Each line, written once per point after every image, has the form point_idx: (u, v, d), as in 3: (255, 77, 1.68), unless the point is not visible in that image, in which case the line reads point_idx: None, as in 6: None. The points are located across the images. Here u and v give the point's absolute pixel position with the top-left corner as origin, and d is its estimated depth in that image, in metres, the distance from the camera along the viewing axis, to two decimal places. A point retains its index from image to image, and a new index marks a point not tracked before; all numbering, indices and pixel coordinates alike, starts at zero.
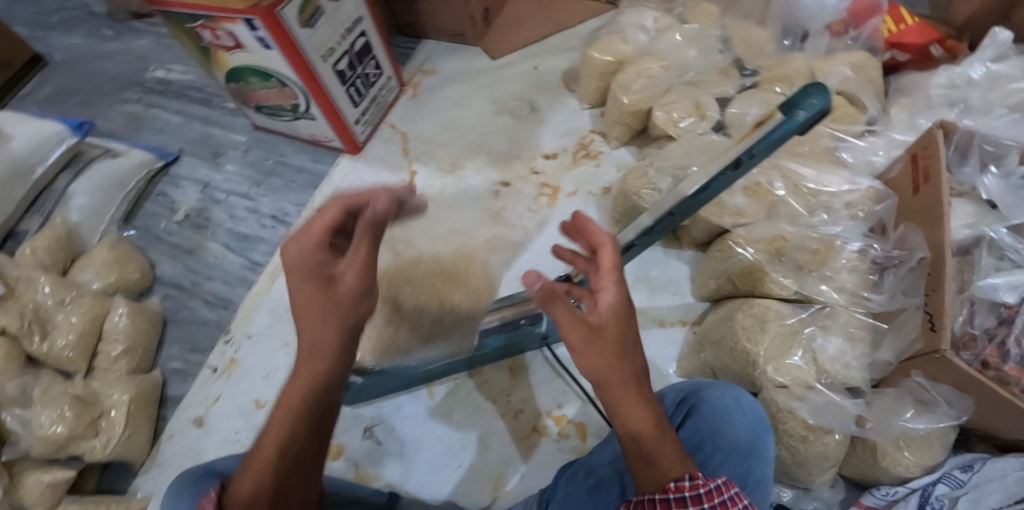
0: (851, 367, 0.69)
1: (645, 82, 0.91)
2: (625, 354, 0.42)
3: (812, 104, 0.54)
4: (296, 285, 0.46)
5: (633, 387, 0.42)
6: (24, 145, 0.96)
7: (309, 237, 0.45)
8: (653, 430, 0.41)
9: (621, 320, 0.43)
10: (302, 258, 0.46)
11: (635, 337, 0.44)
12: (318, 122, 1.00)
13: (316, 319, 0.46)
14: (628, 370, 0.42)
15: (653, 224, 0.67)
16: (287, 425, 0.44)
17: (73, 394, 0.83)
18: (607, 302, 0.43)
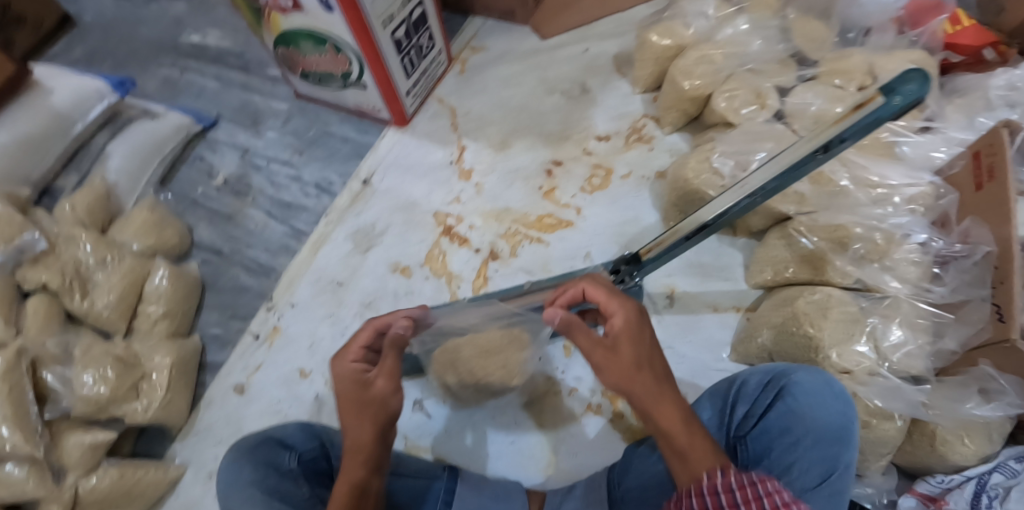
0: (912, 356, 0.69)
1: (706, 68, 0.90)
2: (642, 365, 0.50)
3: (910, 90, 0.45)
4: (344, 391, 0.53)
5: (654, 390, 0.49)
6: (66, 100, 0.97)
7: (348, 352, 0.55)
8: (680, 427, 0.48)
9: (630, 343, 0.51)
10: (350, 371, 0.54)
11: (650, 352, 0.52)
12: (368, 92, 1.00)
13: (356, 417, 0.51)
14: (647, 382, 0.50)
15: (736, 202, 0.61)
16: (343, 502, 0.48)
17: (115, 355, 0.81)
18: (620, 323, 0.53)
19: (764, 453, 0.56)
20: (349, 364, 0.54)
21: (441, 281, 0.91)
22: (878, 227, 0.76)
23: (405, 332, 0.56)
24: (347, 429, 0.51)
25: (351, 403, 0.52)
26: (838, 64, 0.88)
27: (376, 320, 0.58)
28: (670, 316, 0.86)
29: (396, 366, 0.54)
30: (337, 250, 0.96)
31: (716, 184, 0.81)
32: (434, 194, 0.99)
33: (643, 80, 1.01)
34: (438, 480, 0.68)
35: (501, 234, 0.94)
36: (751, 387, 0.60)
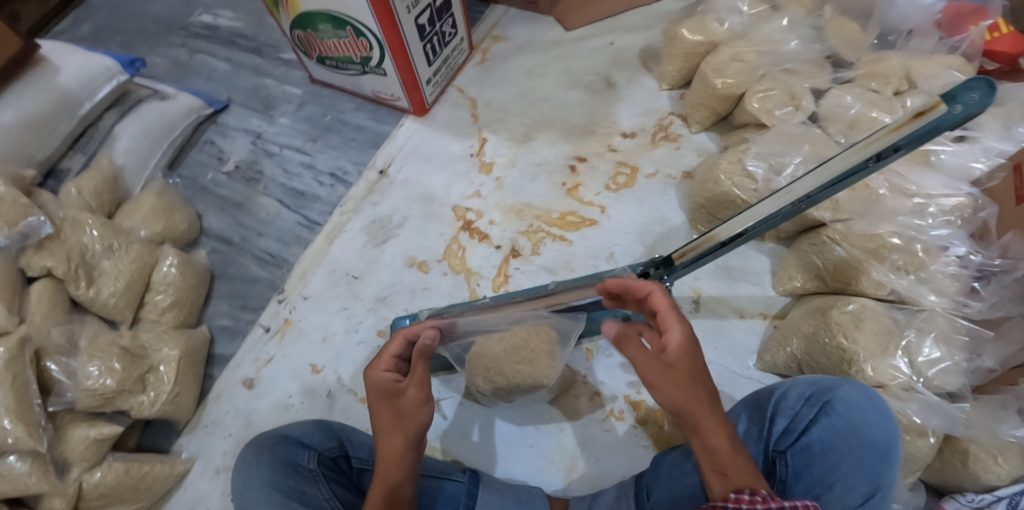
0: (949, 372, 0.67)
1: (740, 66, 0.88)
2: (697, 383, 0.50)
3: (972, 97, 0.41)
4: (377, 397, 0.58)
5: (707, 409, 0.50)
6: (74, 78, 0.95)
7: (380, 361, 0.59)
8: (726, 445, 0.49)
9: (687, 362, 0.50)
10: (380, 380, 0.58)
11: (704, 369, 0.51)
12: (387, 79, 0.96)
13: (391, 427, 0.57)
14: (699, 401, 0.50)
15: (778, 209, 0.58)
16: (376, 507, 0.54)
17: (121, 346, 0.78)
18: (675, 340, 0.51)
19: (805, 468, 0.55)
20: (380, 372, 0.58)
21: (459, 277, 0.89)
22: (917, 238, 0.74)
23: (432, 342, 0.59)
24: (381, 437, 0.57)
25: (383, 406, 0.57)
26: (877, 65, 0.85)
27: (405, 330, 0.61)
28: (694, 320, 0.84)
29: (425, 375, 0.59)
30: (352, 242, 0.93)
31: (745, 187, 0.79)
32: (453, 187, 0.96)
33: (671, 76, 0.98)
34: (458, 483, 0.67)
35: (522, 231, 0.91)
36: (791, 400, 0.58)
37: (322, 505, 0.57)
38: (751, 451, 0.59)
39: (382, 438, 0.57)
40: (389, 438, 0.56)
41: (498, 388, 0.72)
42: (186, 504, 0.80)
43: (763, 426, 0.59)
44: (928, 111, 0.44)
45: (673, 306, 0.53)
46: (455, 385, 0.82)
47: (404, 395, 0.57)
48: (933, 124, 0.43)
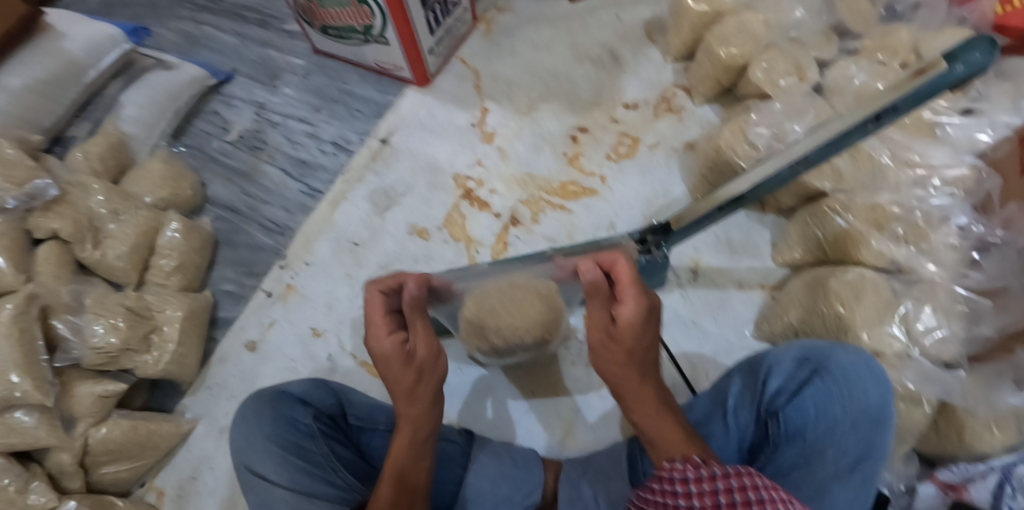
0: (945, 341, 0.67)
1: (746, 36, 0.86)
2: (633, 358, 0.54)
3: (970, 59, 0.41)
4: (387, 361, 0.57)
5: (636, 384, 0.54)
6: (79, 46, 0.96)
7: (380, 325, 0.57)
8: (654, 420, 0.53)
9: (633, 336, 0.54)
10: (387, 344, 0.57)
11: (648, 346, 0.55)
12: (390, 49, 0.97)
13: (405, 390, 0.57)
14: (630, 373, 0.54)
15: (776, 171, 0.59)
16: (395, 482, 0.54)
17: (127, 306, 0.80)
18: (626, 314, 0.54)
19: (797, 432, 0.55)
20: (385, 338, 0.57)
21: (460, 245, 0.89)
22: (918, 207, 0.74)
23: (418, 294, 0.60)
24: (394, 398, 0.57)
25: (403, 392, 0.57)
26: (887, 35, 0.83)
27: (380, 282, 0.61)
28: (692, 290, 0.84)
29: (427, 333, 0.59)
30: (356, 210, 0.94)
31: (748, 156, 0.79)
32: (458, 156, 0.97)
33: (677, 48, 0.97)
34: (454, 444, 0.69)
35: (523, 200, 0.92)
36: (785, 364, 0.58)
37: (321, 460, 0.59)
38: (744, 415, 0.60)
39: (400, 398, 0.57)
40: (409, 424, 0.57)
41: (495, 347, 0.74)
42: (191, 463, 0.82)
43: (756, 390, 0.59)
44: (927, 69, 0.44)
45: (633, 277, 0.56)
46: (455, 350, 0.83)
47: (415, 356, 0.57)
48: (930, 84, 0.44)
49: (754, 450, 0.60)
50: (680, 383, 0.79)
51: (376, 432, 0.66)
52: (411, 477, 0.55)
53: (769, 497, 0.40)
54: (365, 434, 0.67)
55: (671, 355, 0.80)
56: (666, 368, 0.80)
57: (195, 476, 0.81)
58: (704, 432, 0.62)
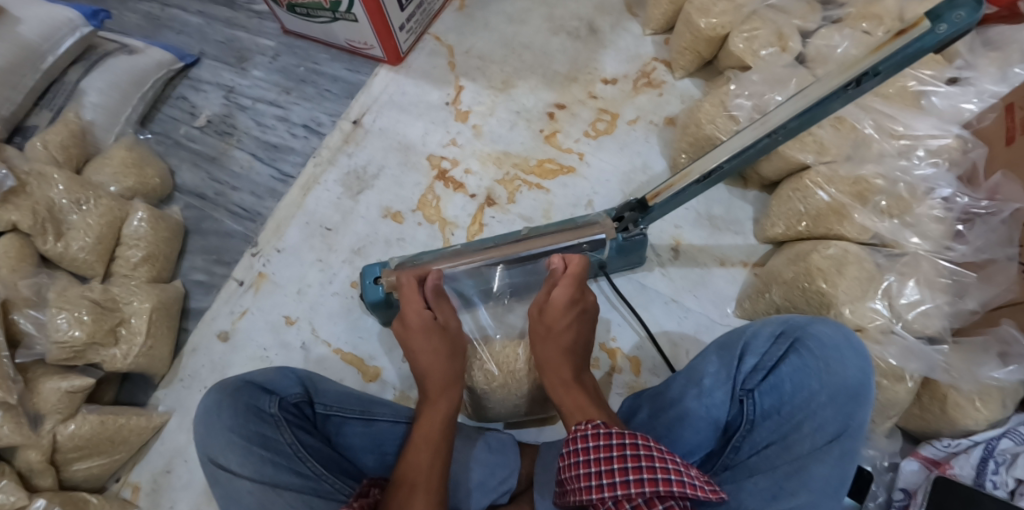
0: (930, 315, 0.66)
1: (726, 5, 0.83)
2: (553, 333, 0.66)
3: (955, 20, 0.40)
4: (419, 333, 0.66)
5: (551, 356, 0.64)
6: (35, 30, 0.92)
7: (412, 302, 0.67)
8: (560, 387, 0.63)
9: (556, 315, 0.66)
10: (420, 317, 0.66)
11: (566, 328, 0.66)
12: (359, 26, 0.93)
13: (439, 358, 0.65)
14: (550, 347, 0.65)
15: (753, 142, 0.56)
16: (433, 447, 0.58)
17: (91, 298, 0.77)
18: (558, 295, 0.66)
19: (773, 409, 0.55)
20: (416, 312, 0.66)
21: (434, 227, 0.87)
22: (900, 178, 0.72)
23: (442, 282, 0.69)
24: (426, 368, 0.65)
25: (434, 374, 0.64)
26: (870, 3, 0.80)
27: (414, 269, 0.69)
28: (673, 269, 0.83)
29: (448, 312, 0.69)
30: (327, 194, 0.92)
31: (727, 129, 0.77)
32: (431, 135, 0.94)
33: (656, 20, 0.94)
34: None
35: (499, 179, 0.89)
36: (762, 339, 0.56)
37: (285, 449, 0.58)
38: (719, 393, 0.57)
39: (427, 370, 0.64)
40: (442, 401, 0.63)
41: (490, 375, 0.69)
42: (165, 456, 0.80)
43: (733, 367, 0.57)
44: (910, 29, 0.42)
45: (580, 267, 0.67)
46: None
47: (446, 327, 0.67)
48: (913, 46, 0.42)
49: (729, 428, 0.58)
50: (660, 362, 0.78)
51: (346, 421, 0.66)
52: (445, 447, 0.59)
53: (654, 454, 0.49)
54: (334, 423, 0.66)
55: (651, 335, 0.79)
56: (646, 348, 0.79)
57: (169, 470, 0.80)
58: (679, 411, 0.58)
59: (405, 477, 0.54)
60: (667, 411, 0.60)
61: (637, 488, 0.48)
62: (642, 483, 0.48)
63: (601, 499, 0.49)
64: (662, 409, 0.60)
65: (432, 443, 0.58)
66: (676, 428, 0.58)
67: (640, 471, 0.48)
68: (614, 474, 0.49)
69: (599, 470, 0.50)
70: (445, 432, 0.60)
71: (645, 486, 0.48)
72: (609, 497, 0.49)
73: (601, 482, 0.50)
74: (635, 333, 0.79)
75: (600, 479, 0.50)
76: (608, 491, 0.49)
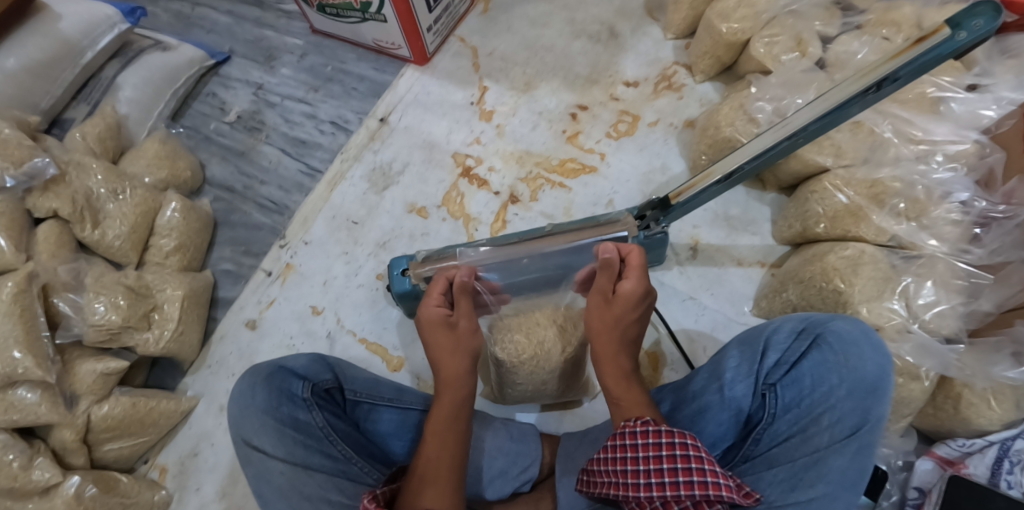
0: (945, 315, 0.67)
1: (746, 11, 0.85)
2: (616, 326, 0.67)
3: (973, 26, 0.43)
4: (433, 328, 0.67)
5: (611, 349, 0.66)
6: (74, 26, 0.95)
7: (432, 299, 0.68)
8: (619, 381, 0.65)
9: (624, 307, 0.67)
10: (433, 314, 0.67)
11: (632, 320, 0.68)
12: (387, 26, 0.96)
13: (450, 354, 0.67)
14: (613, 340, 0.67)
15: (774, 144, 0.58)
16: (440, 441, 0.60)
17: (126, 284, 0.79)
18: (628, 288, 0.66)
19: (794, 401, 0.56)
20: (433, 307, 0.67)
21: (458, 223, 0.90)
22: (918, 182, 0.73)
23: (468, 278, 0.67)
24: (441, 363, 0.67)
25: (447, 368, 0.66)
26: (889, 11, 0.81)
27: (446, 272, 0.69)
28: (690, 267, 0.84)
29: (469, 307, 0.68)
30: (353, 189, 0.94)
31: (748, 132, 0.79)
32: (454, 134, 0.97)
33: (677, 25, 0.96)
34: None
35: (521, 178, 0.92)
36: (783, 334, 0.58)
37: (316, 432, 0.60)
38: (741, 386, 0.58)
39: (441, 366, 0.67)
40: (449, 391, 0.65)
41: (519, 348, 0.71)
42: (192, 439, 0.83)
43: (755, 361, 0.58)
44: (930, 36, 0.45)
45: (640, 263, 0.66)
46: None
47: (457, 325, 0.68)
48: (934, 52, 0.45)
49: (750, 421, 0.59)
50: (678, 358, 0.79)
51: (375, 407, 0.68)
52: (456, 441, 0.61)
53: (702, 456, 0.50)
54: (364, 409, 0.68)
55: (669, 332, 0.81)
56: (664, 344, 0.80)
57: (196, 453, 0.82)
58: (700, 404, 0.61)
59: (418, 471, 0.57)
60: (689, 404, 0.62)
61: (684, 490, 0.50)
62: (692, 484, 0.50)
63: (648, 497, 0.51)
64: (684, 401, 0.63)
65: (441, 436, 0.60)
66: (698, 420, 0.60)
67: (688, 473, 0.50)
68: (664, 475, 0.51)
69: (647, 469, 0.52)
70: (454, 422, 0.63)
71: (692, 489, 0.50)
72: (657, 496, 0.51)
73: (650, 482, 0.52)
74: (654, 329, 0.81)
75: (648, 477, 0.52)
76: (655, 491, 0.51)
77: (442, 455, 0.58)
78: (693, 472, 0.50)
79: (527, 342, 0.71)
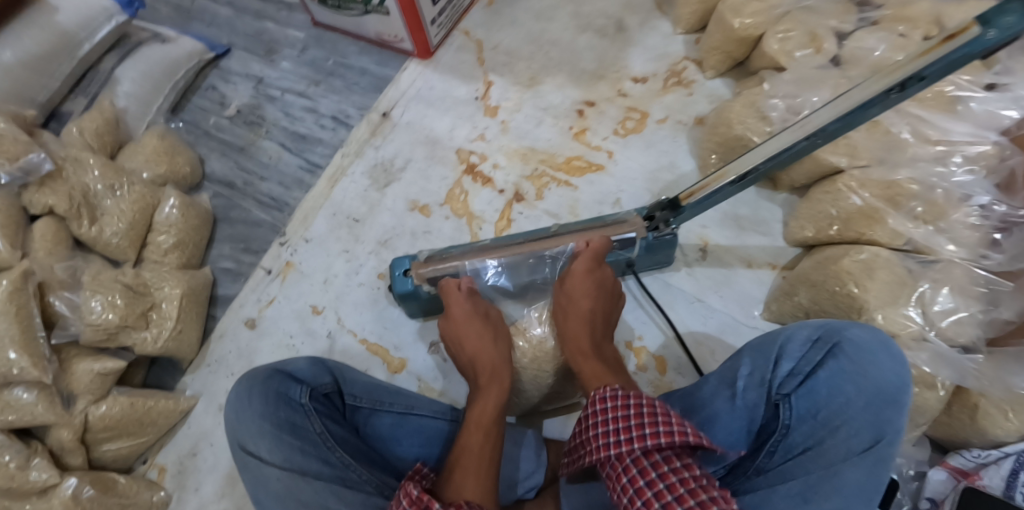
0: (962, 322, 0.65)
1: (759, 5, 0.82)
2: (571, 305, 0.67)
3: (1006, 23, 0.40)
4: (467, 321, 0.67)
5: (570, 329, 0.67)
6: (71, 18, 0.93)
7: (456, 294, 0.68)
8: (579, 359, 0.65)
9: (575, 286, 0.67)
10: (462, 309, 0.67)
11: (587, 300, 0.67)
12: (389, 20, 0.94)
13: (487, 345, 0.66)
14: (573, 319, 0.67)
15: (791, 144, 0.56)
16: (485, 432, 0.59)
17: (123, 283, 0.78)
18: (576, 268, 0.67)
19: (809, 412, 0.54)
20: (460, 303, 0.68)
21: (461, 221, 0.88)
22: (936, 185, 0.71)
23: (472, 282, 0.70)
24: (478, 354, 0.66)
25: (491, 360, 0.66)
26: (906, 5, 0.78)
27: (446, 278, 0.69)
28: (699, 269, 0.82)
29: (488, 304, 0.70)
30: (355, 185, 0.93)
31: (759, 130, 0.77)
32: (458, 130, 0.95)
33: (686, 19, 0.94)
34: (449, 421, 0.69)
35: (526, 175, 0.90)
36: (797, 343, 0.56)
37: (314, 438, 0.59)
38: (753, 395, 0.57)
39: (479, 358, 0.66)
40: (496, 385, 0.64)
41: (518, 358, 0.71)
42: (191, 439, 0.82)
43: (768, 370, 0.56)
44: (959, 34, 0.42)
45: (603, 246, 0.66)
46: None
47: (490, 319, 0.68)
48: (961, 50, 0.42)
49: (763, 431, 0.58)
50: (685, 362, 0.78)
51: (375, 412, 0.66)
52: (497, 432, 0.60)
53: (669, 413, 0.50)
54: (363, 414, 0.66)
55: (677, 335, 0.79)
56: (671, 347, 0.78)
57: (195, 453, 0.81)
58: (709, 413, 0.59)
59: (459, 462, 0.56)
60: (697, 412, 0.60)
61: (651, 440, 0.48)
62: (659, 435, 0.48)
63: (618, 454, 0.50)
64: (692, 409, 0.61)
65: (483, 427, 0.60)
66: (707, 429, 0.59)
67: (654, 425, 0.49)
68: (629, 430, 0.50)
69: (616, 428, 0.51)
70: (496, 414, 0.62)
71: (657, 438, 0.48)
72: (628, 452, 0.49)
73: (617, 439, 0.51)
74: (661, 332, 0.79)
75: (617, 435, 0.51)
76: (625, 447, 0.50)
77: (485, 447, 0.57)
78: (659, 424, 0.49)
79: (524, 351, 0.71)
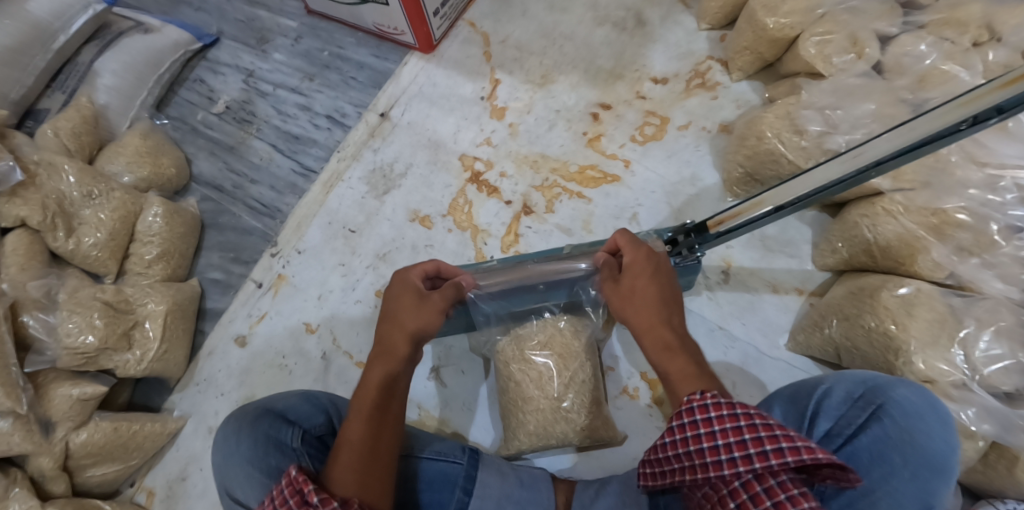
0: (1009, 370, 0.59)
1: (797, 3, 0.74)
2: (635, 294, 0.56)
3: None
4: (407, 293, 0.60)
5: (644, 319, 0.54)
6: (45, 6, 0.87)
7: (411, 273, 0.63)
8: (662, 354, 0.52)
9: (635, 276, 0.57)
10: (413, 283, 0.61)
11: (655, 288, 0.56)
12: (388, 10, 0.86)
13: (408, 315, 0.58)
14: (644, 308, 0.55)
15: (843, 175, 0.50)
16: (367, 415, 0.51)
17: (102, 301, 0.73)
18: (626, 258, 0.59)
19: (848, 481, 0.48)
20: (414, 277, 0.62)
21: (465, 235, 0.82)
22: (987, 214, 0.64)
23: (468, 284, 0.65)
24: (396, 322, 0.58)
25: (391, 334, 0.58)
26: (957, 6, 0.69)
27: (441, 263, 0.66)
28: (721, 293, 0.77)
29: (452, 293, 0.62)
30: (351, 191, 0.86)
31: (792, 144, 0.70)
32: (463, 133, 0.88)
33: (712, 14, 0.86)
34: (455, 465, 0.62)
35: (536, 185, 0.84)
36: (836, 399, 0.51)
37: None
38: None
39: (390, 329, 0.58)
40: (387, 359, 0.56)
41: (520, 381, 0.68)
42: (179, 463, 0.77)
43: (804, 427, 0.50)
44: None
45: (629, 238, 0.60)
46: (458, 352, 0.79)
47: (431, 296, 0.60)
48: None
49: None
50: None
51: None
52: (384, 415, 0.52)
53: (778, 427, 0.41)
54: None
55: None
56: None
57: (184, 477, 0.77)
58: None
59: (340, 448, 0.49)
60: None
61: (759, 463, 0.40)
62: (766, 456, 0.40)
63: (721, 476, 0.42)
64: None
65: (370, 406, 0.52)
66: None
67: (760, 444, 0.41)
68: (746, 445, 0.41)
69: (716, 445, 0.43)
70: (388, 395, 0.54)
71: (768, 460, 0.40)
72: (733, 475, 0.42)
73: (717, 460, 0.42)
74: None
75: (729, 451, 0.42)
76: (728, 469, 0.42)
77: (362, 431, 0.50)
78: (767, 443, 0.40)
79: (526, 376, 0.68)
